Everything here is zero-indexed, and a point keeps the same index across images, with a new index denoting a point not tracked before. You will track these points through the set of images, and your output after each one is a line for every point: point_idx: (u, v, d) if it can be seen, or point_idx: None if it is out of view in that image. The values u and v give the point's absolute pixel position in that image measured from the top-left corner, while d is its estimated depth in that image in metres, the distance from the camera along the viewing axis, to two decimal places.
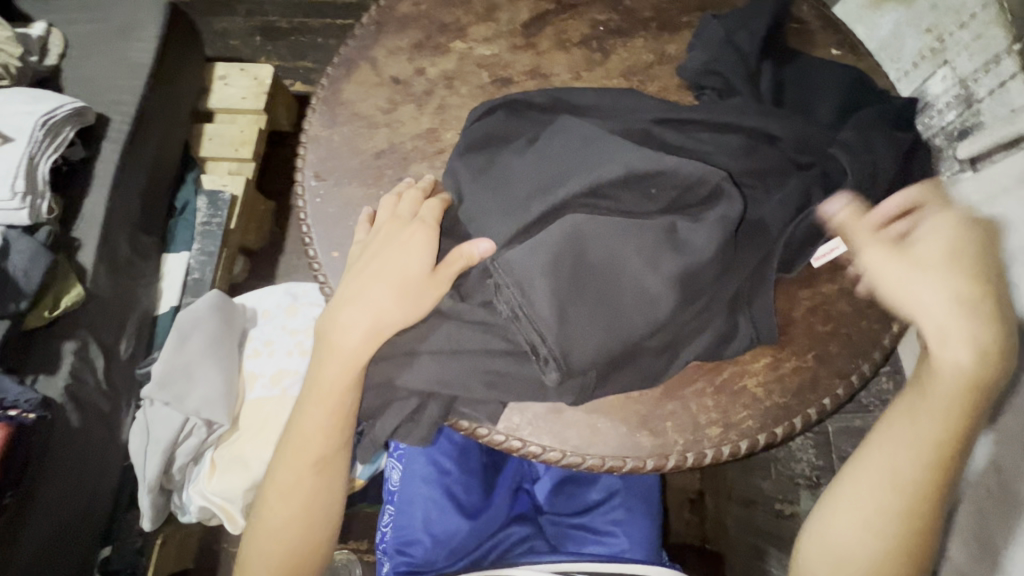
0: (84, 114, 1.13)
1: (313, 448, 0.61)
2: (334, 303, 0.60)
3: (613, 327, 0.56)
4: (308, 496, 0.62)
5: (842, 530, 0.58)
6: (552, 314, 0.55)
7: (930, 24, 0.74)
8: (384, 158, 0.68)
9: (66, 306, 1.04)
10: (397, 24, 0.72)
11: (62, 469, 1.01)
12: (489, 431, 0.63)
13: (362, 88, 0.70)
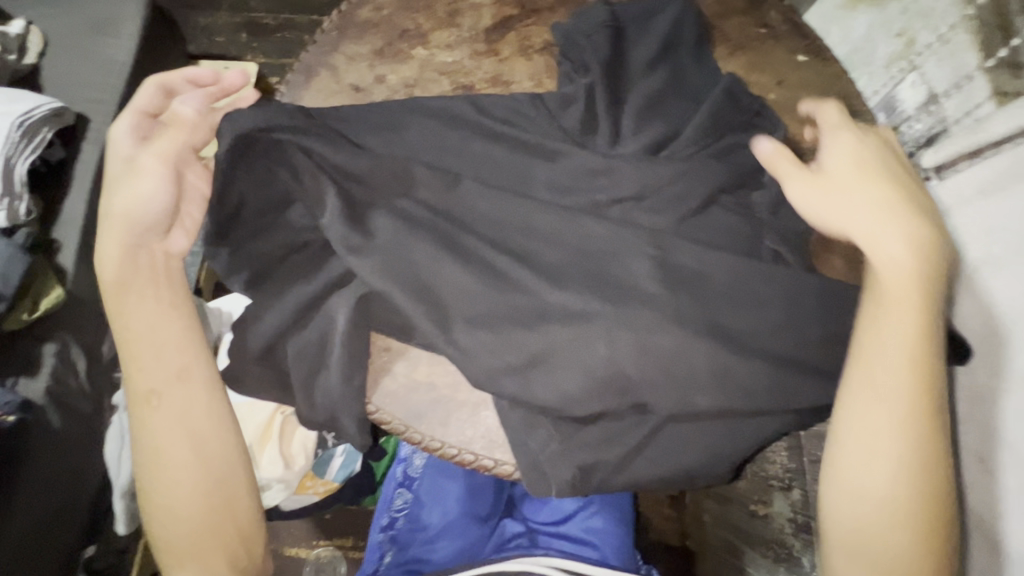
0: (62, 115, 1.12)
1: (174, 393, 0.60)
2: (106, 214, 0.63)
3: (516, 289, 0.53)
4: (192, 440, 0.60)
5: (875, 503, 0.50)
6: (451, 276, 0.54)
7: (900, 29, 0.74)
8: None
9: (45, 308, 1.04)
10: (358, 30, 0.71)
11: (45, 469, 1.02)
12: (441, 443, 0.57)
13: (322, 96, 0.69)
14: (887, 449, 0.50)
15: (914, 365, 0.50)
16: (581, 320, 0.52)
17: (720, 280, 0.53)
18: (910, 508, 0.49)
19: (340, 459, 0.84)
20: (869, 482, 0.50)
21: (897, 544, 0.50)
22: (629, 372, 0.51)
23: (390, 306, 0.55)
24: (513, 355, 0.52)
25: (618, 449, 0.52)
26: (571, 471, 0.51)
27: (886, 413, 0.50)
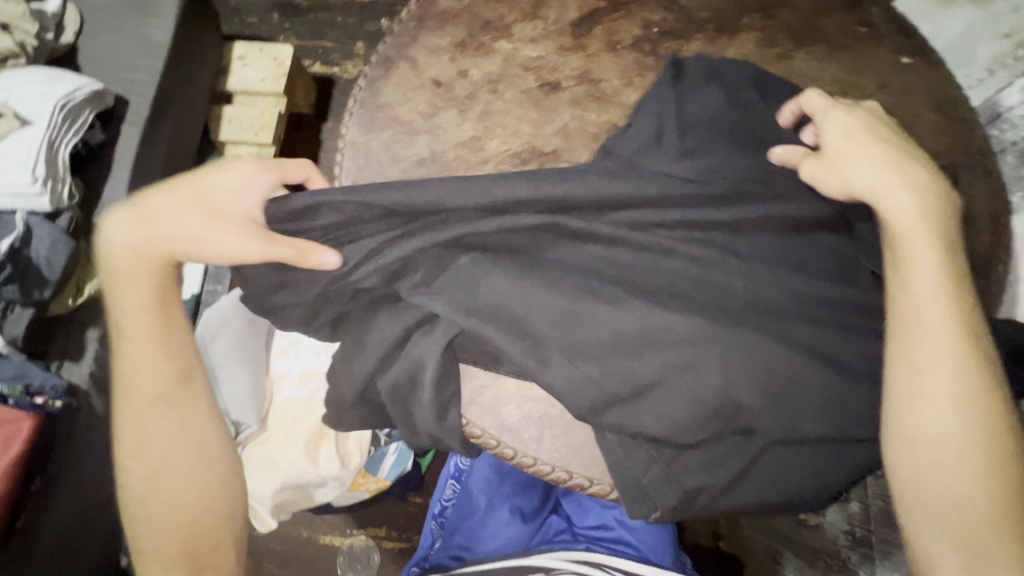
0: (103, 96, 1.10)
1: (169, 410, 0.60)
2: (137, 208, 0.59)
3: (600, 309, 0.53)
4: (186, 452, 0.61)
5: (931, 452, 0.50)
6: (537, 285, 0.54)
7: (1009, 29, 0.72)
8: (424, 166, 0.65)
9: (89, 293, 1.04)
10: (437, 21, 0.69)
11: (90, 452, 1.03)
12: (533, 460, 0.59)
13: (401, 90, 0.67)
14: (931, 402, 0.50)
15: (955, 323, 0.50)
16: (686, 348, 0.52)
17: (812, 310, 0.55)
18: (974, 458, 0.49)
19: (393, 457, 0.86)
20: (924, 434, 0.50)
21: (966, 486, 0.49)
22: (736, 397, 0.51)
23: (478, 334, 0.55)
24: (613, 386, 0.53)
25: (722, 474, 0.53)
26: (677, 498, 0.53)
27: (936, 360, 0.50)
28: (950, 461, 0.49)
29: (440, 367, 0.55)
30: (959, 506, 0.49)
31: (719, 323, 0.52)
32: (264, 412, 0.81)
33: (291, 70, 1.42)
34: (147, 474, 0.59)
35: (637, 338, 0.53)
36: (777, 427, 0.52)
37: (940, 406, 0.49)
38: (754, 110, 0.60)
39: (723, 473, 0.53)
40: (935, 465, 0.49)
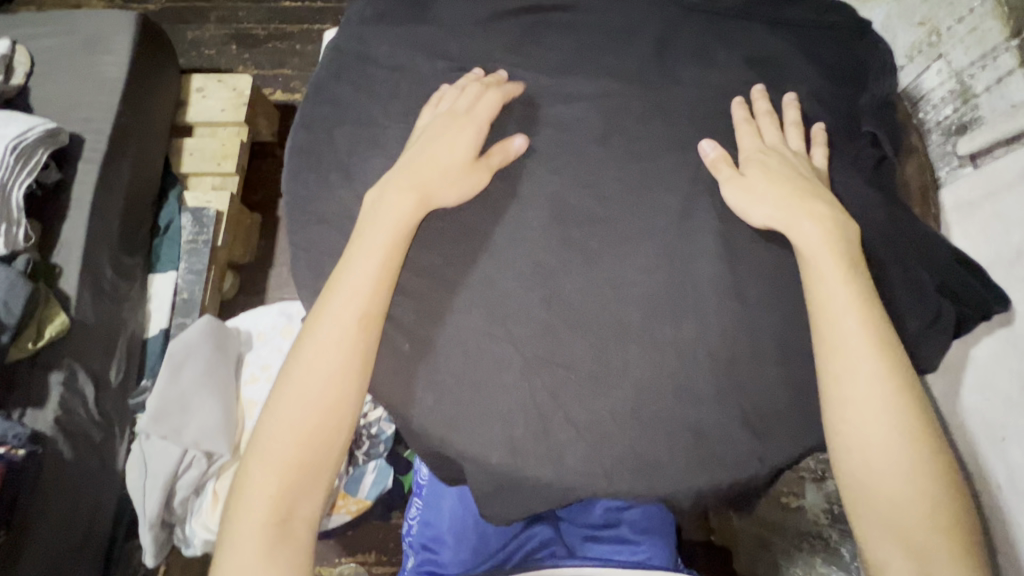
0: (57, 135, 1.08)
1: (338, 355, 0.60)
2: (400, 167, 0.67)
3: (514, 290, 0.65)
4: (326, 398, 0.59)
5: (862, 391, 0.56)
6: (473, 282, 0.65)
7: (922, 18, 0.73)
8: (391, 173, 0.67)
9: (49, 337, 1.00)
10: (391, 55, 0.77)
11: (59, 502, 0.98)
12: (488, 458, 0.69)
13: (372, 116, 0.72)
14: (849, 329, 0.58)
15: (848, 276, 0.59)
16: (615, 350, 0.63)
17: (725, 282, 0.64)
18: (894, 417, 0.55)
19: (372, 476, 0.88)
20: (862, 383, 0.56)
21: (891, 447, 0.54)
22: (658, 367, 0.62)
23: (445, 334, 0.64)
24: (555, 367, 0.62)
25: (682, 450, 0.61)
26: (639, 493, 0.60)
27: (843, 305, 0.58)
28: (880, 425, 0.55)
29: (402, 380, 0.63)
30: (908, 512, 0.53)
31: (623, 292, 0.64)
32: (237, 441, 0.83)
33: (252, 99, 1.42)
34: (296, 402, 0.59)
35: (557, 313, 0.64)
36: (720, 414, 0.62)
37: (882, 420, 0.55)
38: (678, 117, 0.70)
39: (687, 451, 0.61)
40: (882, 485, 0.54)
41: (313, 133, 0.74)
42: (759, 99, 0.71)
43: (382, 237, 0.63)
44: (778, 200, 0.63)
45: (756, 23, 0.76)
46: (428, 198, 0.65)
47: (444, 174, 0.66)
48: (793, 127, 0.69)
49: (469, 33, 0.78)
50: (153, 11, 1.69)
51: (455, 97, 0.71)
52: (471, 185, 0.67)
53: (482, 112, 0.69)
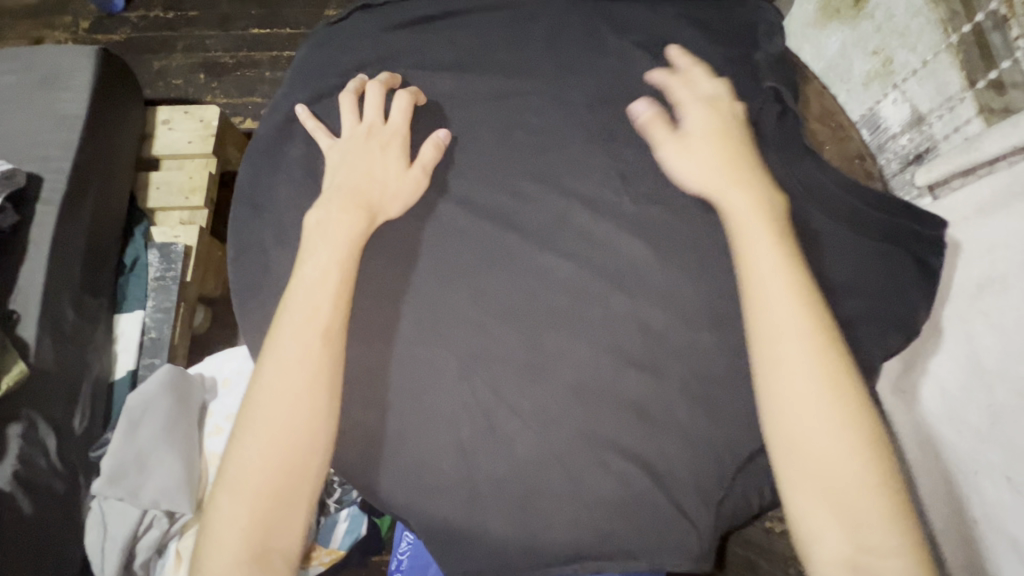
0: (13, 176, 1.04)
1: (303, 369, 0.54)
2: (335, 185, 0.63)
3: (473, 328, 0.63)
4: (291, 418, 0.53)
5: (800, 386, 0.52)
6: (433, 324, 0.63)
7: (876, 47, 0.74)
8: (333, 197, 0.62)
9: (5, 385, 0.95)
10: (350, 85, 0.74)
11: (20, 562, 0.93)
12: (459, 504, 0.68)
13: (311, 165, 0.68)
14: (780, 322, 0.54)
15: (778, 262, 0.56)
16: (591, 396, 0.61)
17: (697, 316, 0.63)
18: (838, 415, 0.51)
19: (345, 524, 0.85)
20: (794, 382, 0.52)
21: (837, 447, 0.50)
22: (630, 407, 0.61)
23: (411, 383, 0.62)
24: (522, 411, 0.61)
25: (657, 492, 0.59)
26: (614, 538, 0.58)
27: (773, 294, 0.55)
28: (820, 424, 0.51)
29: (368, 432, 0.61)
30: (858, 512, 0.49)
31: (590, 327, 0.63)
32: (200, 495, 0.80)
33: (220, 130, 1.40)
34: (264, 425, 0.53)
35: (523, 350, 0.62)
36: (695, 455, 0.60)
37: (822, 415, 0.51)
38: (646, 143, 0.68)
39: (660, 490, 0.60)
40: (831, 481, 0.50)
41: (272, 174, 0.72)
42: (678, 57, 0.69)
43: (348, 233, 0.59)
44: (713, 163, 0.60)
45: (726, 42, 0.75)
46: (374, 209, 0.62)
47: (386, 189, 0.63)
48: (703, 76, 0.67)
49: (432, 55, 0.74)
50: (118, 41, 1.67)
51: (353, 109, 0.68)
52: (413, 190, 0.65)
53: (398, 117, 0.67)
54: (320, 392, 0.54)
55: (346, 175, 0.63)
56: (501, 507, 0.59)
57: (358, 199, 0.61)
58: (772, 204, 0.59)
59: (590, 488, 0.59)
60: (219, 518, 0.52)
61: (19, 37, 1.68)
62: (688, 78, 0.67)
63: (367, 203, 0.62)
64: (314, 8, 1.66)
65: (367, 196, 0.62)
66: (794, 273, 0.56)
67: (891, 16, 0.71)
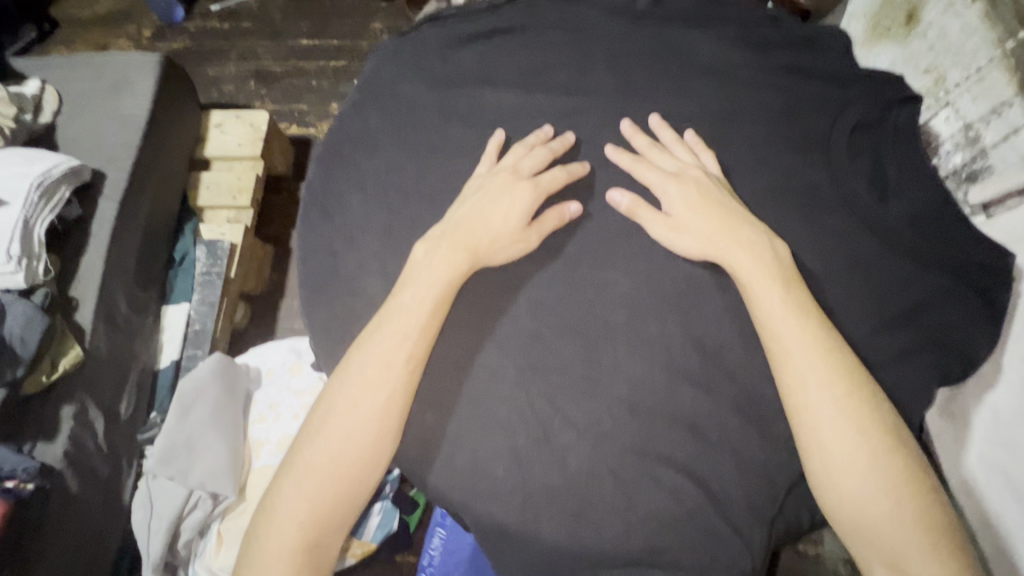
0: (80, 172, 1.10)
1: (378, 392, 0.58)
2: (445, 224, 0.66)
3: (518, 328, 0.65)
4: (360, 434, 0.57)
5: (835, 438, 0.54)
6: (477, 323, 0.65)
7: (928, 65, 0.74)
8: (441, 244, 0.64)
9: (63, 369, 1.01)
10: (402, 92, 0.77)
11: (63, 540, 0.97)
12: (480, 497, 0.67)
13: (377, 173, 0.73)
14: (807, 384, 0.56)
15: (793, 321, 0.58)
16: (642, 407, 0.62)
17: (737, 328, 0.64)
18: (877, 456, 0.53)
19: (378, 518, 0.88)
20: (849, 420, 0.54)
21: (868, 492, 0.53)
22: (666, 415, 0.61)
23: (454, 381, 0.64)
24: (560, 409, 0.62)
25: (691, 499, 0.59)
26: (646, 546, 0.59)
27: (787, 354, 0.57)
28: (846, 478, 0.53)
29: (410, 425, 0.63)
30: (906, 545, 0.52)
31: (630, 334, 0.64)
32: (243, 481, 0.84)
33: (269, 134, 1.46)
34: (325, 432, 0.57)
35: (569, 353, 0.63)
36: (733, 465, 0.60)
37: (878, 450, 0.53)
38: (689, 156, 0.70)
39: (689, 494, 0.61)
40: (878, 511, 0.52)
41: (326, 175, 0.75)
42: (634, 135, 0.70)
43: (440, 277, 0.62)
44: (707, 234, 0.63)
45: (773, 58, 0.75)
46: (478, 250, 0.64)
47: (494, 234, 0.65)
48: (677, 144, 0.69)
49: (484, 65, 0.77)
50: (176, 49, 1.77)
51: (520, 156, 0.69)
52: (521, 249, 0.66)
53: (509, 160, 0.69)
54: (391, 415, 0.58)
55: (455, 222, 0.65)
56: (537, 506, 0.60)
57: (453, 249, 0.64)
58: (777, 255, 0.61)
59: (626, 495, 0.60)
60: (279, 513, 0.56)
61: (87, 43, 1.79)
62: (650, 156, 0.69)
63: (475, 250, 0.64)
64: (361, 21, 1.74)
65: (470, 238, 0.65)
66: (817, 326, 0.58)
67: (944, 35, 0.71)
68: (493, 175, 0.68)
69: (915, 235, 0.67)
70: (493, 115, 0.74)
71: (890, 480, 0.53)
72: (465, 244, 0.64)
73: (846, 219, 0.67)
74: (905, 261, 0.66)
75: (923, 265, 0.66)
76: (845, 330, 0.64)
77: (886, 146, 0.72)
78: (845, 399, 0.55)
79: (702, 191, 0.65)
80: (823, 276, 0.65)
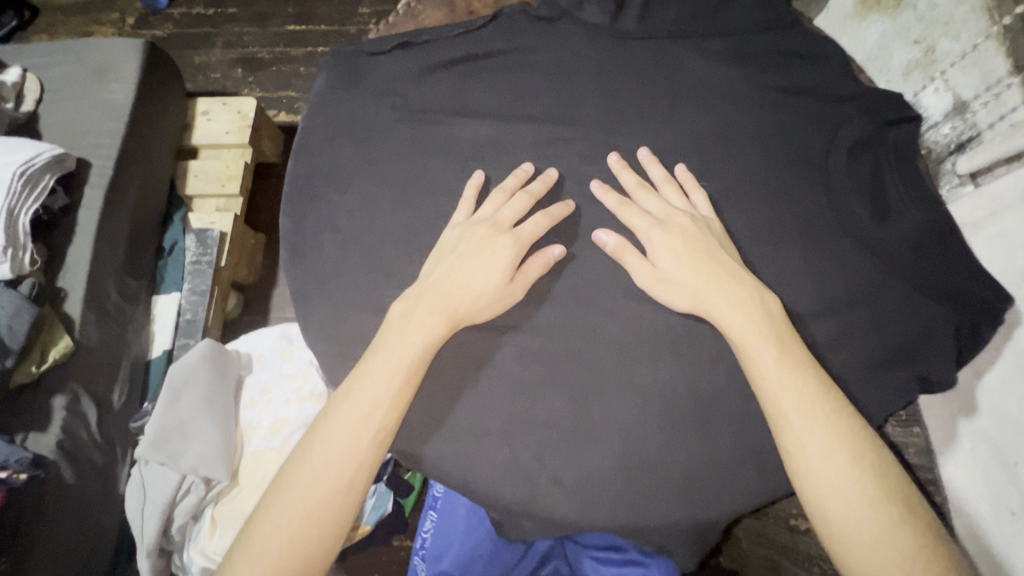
0: (64, 160, 1.08)
1: (352, 445, 0.56)
2: (421, 286, 0.62)
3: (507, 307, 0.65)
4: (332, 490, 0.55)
5: (838, 504, 0.51)
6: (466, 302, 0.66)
7: (918, 36, 0.73)
8: (417, 304, 0.61)
9: (53, 360, 1.00)
10: (386, 63, 0.74)
11: (60, 528, 0.97)
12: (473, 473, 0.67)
13: (362, 150, 0.71)
14: (807, 449, 0.53)
15: (790, 383, 0.54)
16: (631, 383, 0.62)
17: None
18: (864, 503, 0.51)
19: (372, 501, 0.88)
20: (836, 468, 0.52)
21: (875, 561, 0.50)
22: (655, 390, 0.62)
23: (444, 360, 0.64)
24: (550, 385, 0.62)
25: (681, 472, 0.60)
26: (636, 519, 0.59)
27: (786, 418, 0.54)
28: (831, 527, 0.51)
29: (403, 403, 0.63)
30: None
31: (617, 311, 0.64)
32: (236, 465, 0.84)
33: (257, 121, 1.44)
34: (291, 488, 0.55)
35: (556, 333, 0.64)
36: (722, 438, 0.61)
37: (865, 499, 0.51)
38: (680, 131, 0.69)
39: (680, 465, 0.61)
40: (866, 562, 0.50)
41: (309, 150, 0.73)
42: (621, 171, 0.67)
43: (416, 337, 0.59)
44: (697, 289, 0.60)
45: (767, 26, 0.74)
46: (458, 306, 0.61)
47: (473, 295, 0.62)
48: (667, 184, 0.66)
49: (471, 38, 0.75)
50: (161, 37, 1.73)
51: (498, 204, 0.65)
52: (501, 305, 0.62)
53: (488, 209, 0.65)
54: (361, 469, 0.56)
55: (431, 283, 0.62)
56: (531, 480, 0.61)
57: (430, 313, 0.60)
58: (769, 309, 0.58)
59: (617, 469, 0.60)
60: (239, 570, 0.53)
61: (70, 31, 1.76)
62: (637, 198, 0.65)
63: (453, 313, 0.61)
64: (348, 4, 1.71)
65: (447, 299, 0.61)
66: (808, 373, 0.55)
67: (934, 5, 0.70)
68: (471, 225, 0.64)
69: (904, 206, 0.67)
70: (480, 86, 0.72)
71: (898, 550, 0.50)
72: (443, 304, 0.61)
73: (837, 192, 0.67)
74: (906, 283, 0.64)
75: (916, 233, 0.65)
76: (836, 302, 0.64)
77: (886, 112, 0.70)
78: (848, 465, 0.52)
79: (691, 239, 0.62)
80: (813, 251, 0.65)
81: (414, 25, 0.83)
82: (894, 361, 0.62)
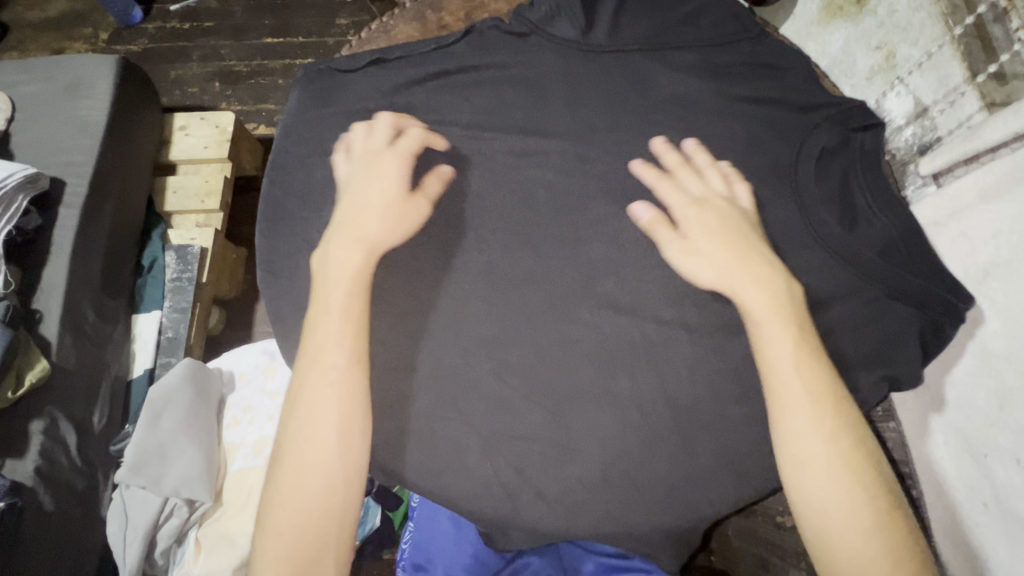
0: (37, 180, 1.06)
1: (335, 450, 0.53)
2: (336, 224, 0.62)
3: (488, 319, 0.65)
4: (330, 499, 0.52)
5: (838, 487, 0.52)
6: (449, 311, 0.66)
7: (879, 42, 0.75)
8: (343, 244, 0.60)
9: (30, 384, 0.97)
10: (363, 80, 0.75)
11: (40, 557, 0.95)
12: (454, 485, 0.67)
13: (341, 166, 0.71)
14: (813, 436, 0.53)
15: (798, 367, 0.55)
16: (614, 390, 0.63)
17: (705, 306, 0.65)
18: (862, 485, 0.52)
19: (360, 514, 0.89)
20: (835, 451, 0.53)
21: (872, 550, 0.50)
22: (637, 398, 0.63)
23: (428, 371, 0.64)
24: (534, 394, 0.63)
25: (664, 476, 0.61)
26: (617, 522, 0.61)
27: (799, 404, 0.54)
28: (836, 509, 0.51)
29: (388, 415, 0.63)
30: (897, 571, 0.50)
31: (595, 320, 0.65)
32: (219, 485, 0.83)
33: (235, 134, 1.43)
34: (283, 506, 0.52)
35: (537, 344, 0.65)
36: (708, 439, 0.62)
37: (859, 480, 0.52)
38: (655, 139, 0.70)
39: (667, 471, 0.61)
40: (871, 540, 0.50)
41: (287, 168, 0.73)
42: (665, 151, 0.67)
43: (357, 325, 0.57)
44: (721, 264, 0.60)
45: (736, 36, 0.75)
46: (372, 242, 0.60)
47: (380, 218, 0.61)
48: (711, 169, 0.65)
49: (446, 50, 0.75)
50: (135, 52, 1.72)
51: (366, 135, 0.66)
52: (412, 220, 0.63)
53: (378, 137, 0.66)
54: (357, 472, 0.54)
55: (350, 214, 0.61)
56: (515, 493, 0.61)
57: (350, 238, 0.60)
58: (788, 295, 0.59)
59: (605, 472, 0.61)
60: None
61: (41, 49, 1.73)
62: (676, 175, 0.65)
63: (371, 239, 0.60)
64: (326, 17, 1.71)
65: (362, 228, 0.60)
66: (815, 355, 0.56)
67: (892, 11, 0.73)
68: (356, 161, 0.65)
69: (875, 207, 0.68)
70: (457, 101, 0.73)
71: (893, 533, 0.51)
72: (356, 237, 0.60)
73: (809, 194, 0.68)
74: (875, 285, 0.65)
75: (885, 236, 0.67)
76: (809, 303, 0.65)
77: (854, 114, 0.72)
78: (847, 451, 0.53)
79: (720, 214, 0.62)
80: (787, 254, 0.67)
81: (387, 41, 0.84)
82: (867, 358, 0.64)
